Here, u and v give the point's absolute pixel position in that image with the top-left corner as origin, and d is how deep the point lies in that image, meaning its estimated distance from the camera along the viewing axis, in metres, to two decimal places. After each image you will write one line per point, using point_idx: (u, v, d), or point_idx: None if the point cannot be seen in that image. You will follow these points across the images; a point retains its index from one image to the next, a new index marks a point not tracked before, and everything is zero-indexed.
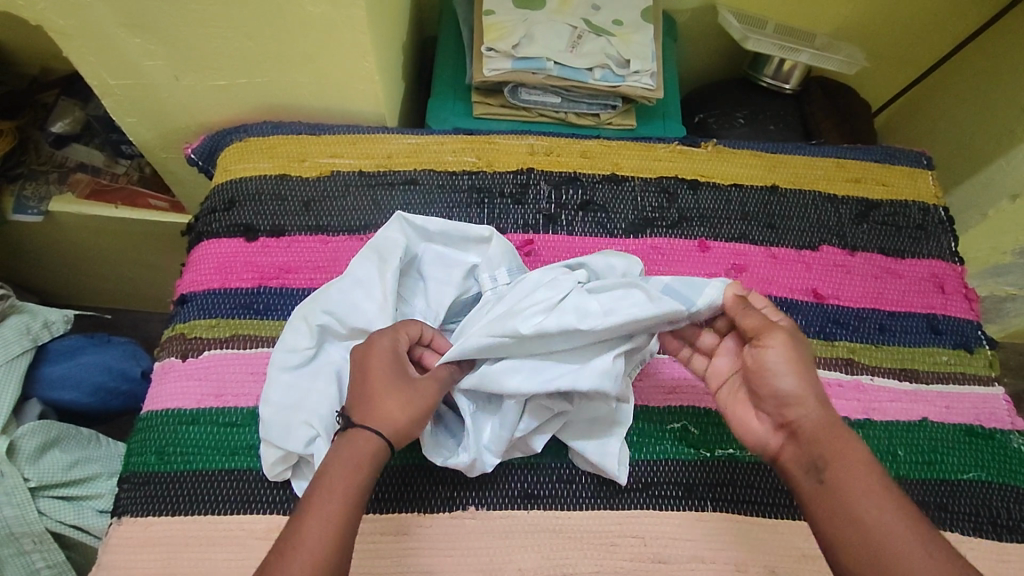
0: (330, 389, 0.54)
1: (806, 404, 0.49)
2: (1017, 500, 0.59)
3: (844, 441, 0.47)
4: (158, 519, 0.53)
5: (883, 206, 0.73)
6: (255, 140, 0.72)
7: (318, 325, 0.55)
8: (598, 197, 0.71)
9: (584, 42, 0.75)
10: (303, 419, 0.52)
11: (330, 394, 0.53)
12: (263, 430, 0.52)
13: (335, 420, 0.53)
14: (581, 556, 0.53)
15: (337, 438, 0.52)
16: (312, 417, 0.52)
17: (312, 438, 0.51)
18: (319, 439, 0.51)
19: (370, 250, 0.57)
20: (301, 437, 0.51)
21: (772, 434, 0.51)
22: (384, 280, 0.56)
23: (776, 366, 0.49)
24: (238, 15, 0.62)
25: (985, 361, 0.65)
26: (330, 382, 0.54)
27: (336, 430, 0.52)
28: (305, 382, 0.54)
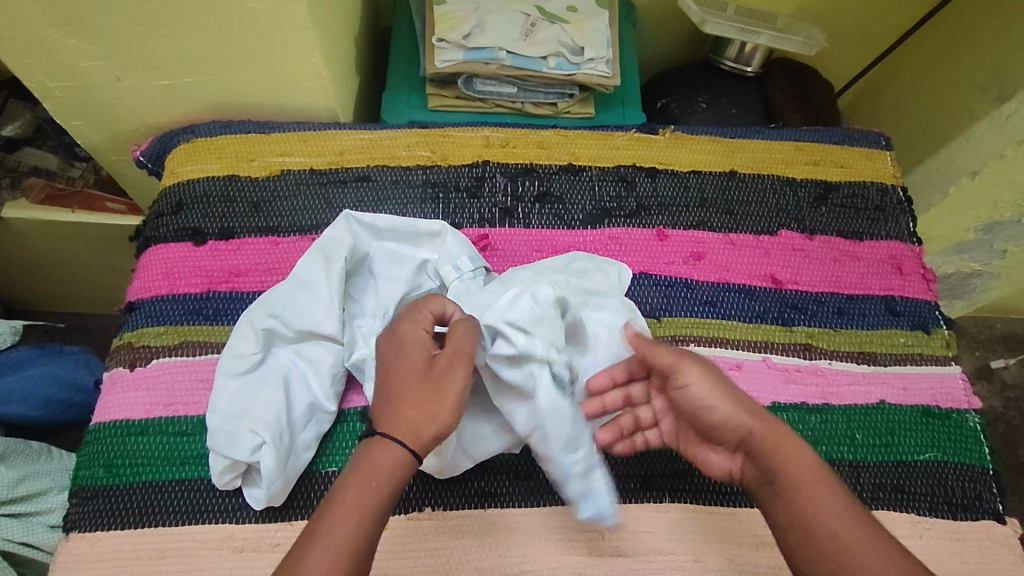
0: (277, 395, 0.53)
1: (739, 423, 0.48)
2: (972, 478, 0.59)
3: (791, 445, 0.47)
4: (107, 533, 0.52)
5: (842, 188, 0.72)
6: (203, 141, 0.70)
7: (263, 329, 0.54)
8: (556, 187, 0.70)
9: (537, 30, 0.73)
10: (248, 426, 0.51)
11: (276, 400, 0.52)
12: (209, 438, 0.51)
13: (282, 427, 0.52)
14: (538, 552, 0.54)
15: (283, 445, 0.51)
16: (257, 425, 0.51)
17: (257, 445, 0.50)
18: (264, 447, 0.50)
19: (317, 251, 0.56)
20: (246, 446, 0.50)
21: (730, 461, 0.50)
22: (330, 282, 0.55)
23: (702, 396, 0.49)
24: (175, 11, 0.60)
25: (942, 341, 0.66)
26: (277, 388, 0.53)
27: (282, 437, 0.51)
28: (252, 389, 0.53)
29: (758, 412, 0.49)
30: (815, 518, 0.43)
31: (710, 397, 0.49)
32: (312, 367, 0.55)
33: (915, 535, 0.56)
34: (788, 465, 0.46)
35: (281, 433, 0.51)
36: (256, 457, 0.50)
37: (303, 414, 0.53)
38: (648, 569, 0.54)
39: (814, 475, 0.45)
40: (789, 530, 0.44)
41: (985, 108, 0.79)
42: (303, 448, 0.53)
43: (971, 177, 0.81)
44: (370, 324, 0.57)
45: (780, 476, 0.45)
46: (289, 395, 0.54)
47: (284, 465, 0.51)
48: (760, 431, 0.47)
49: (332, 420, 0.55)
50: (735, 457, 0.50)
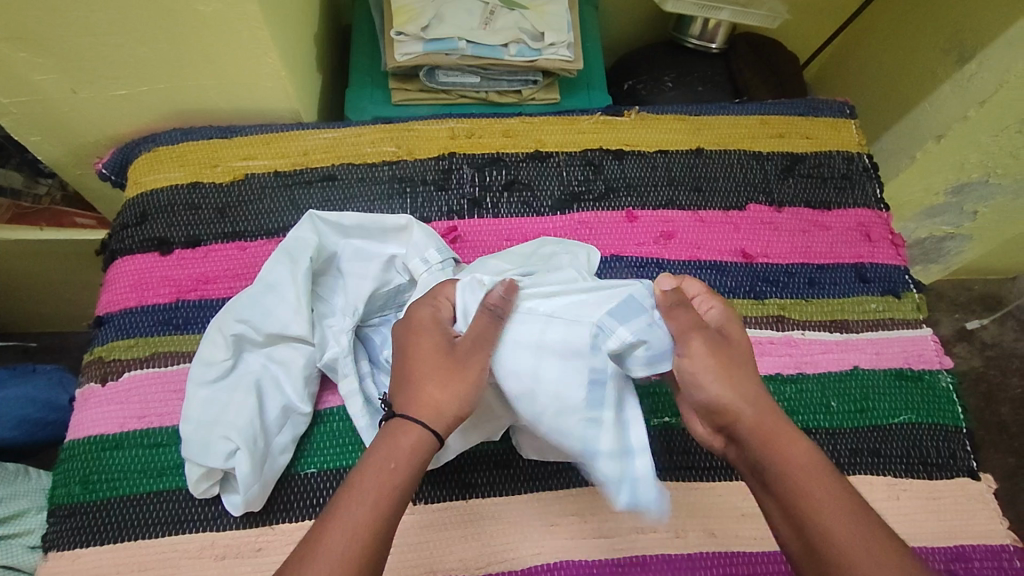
0: (249, 401, 0.52)
1: (736, 405, 0.48)
2: (946, 437, 0.60)
3: (783, 433, 0.47)
4: (86, 549, 0.52)
5: (808, 159, 0.73)
6: (164, 149, 0.69)
7: (232, 335, 0.54)
8: (523, 175, 0.70)
9: (496, 18, 0.73)
10: (222, 433, 0.51)
11: (249, 406, 0.52)
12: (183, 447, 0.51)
13: (255, 432, 0.51)
14: (520, 539, 0.54)
15: (257, 449, 0.51)
16: (230, 431, 0.51)
17: (232, 451, 0.50)
18: (239, 452, 0.50)
19: (282, 253, 0.56)
20: (220, 452, 0.50)
21: (712, 437, 0.51)
22: (297, 283, 0.55)
23: (697, 370, 0.49)
24: (125, 19, 0.59)
25: (913, 305, 0.66)
26: (250, 393, 0.53)
27: (256, 442, 0.51)
28: (224, 396, 0.53)
29: (752, 395, 0.48)
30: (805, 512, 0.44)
31: (704, 376, 0.49)
32: (285, 370, 0.54)
33: (892, 496, 0.57)
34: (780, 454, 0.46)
35: (255, 437, 0.51)
36: (231, 463, 0.50)
37: (277, 417, 0.53)
38: (631, 548, 0.54)
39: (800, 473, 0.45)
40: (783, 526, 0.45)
41: (946, 71, 0.80)
42: (279, 451, 0.53)
43: (937, 140, 0.81)
44: (341, 322, 0.56)
45: (772, 469, 0.46)
46: (262, 400, 0.53)
47: (261, 470, 0.51)
48: (750, 418, 0.48)
49: (308, 421, 0.55)
50: (717, 434, 0.50)
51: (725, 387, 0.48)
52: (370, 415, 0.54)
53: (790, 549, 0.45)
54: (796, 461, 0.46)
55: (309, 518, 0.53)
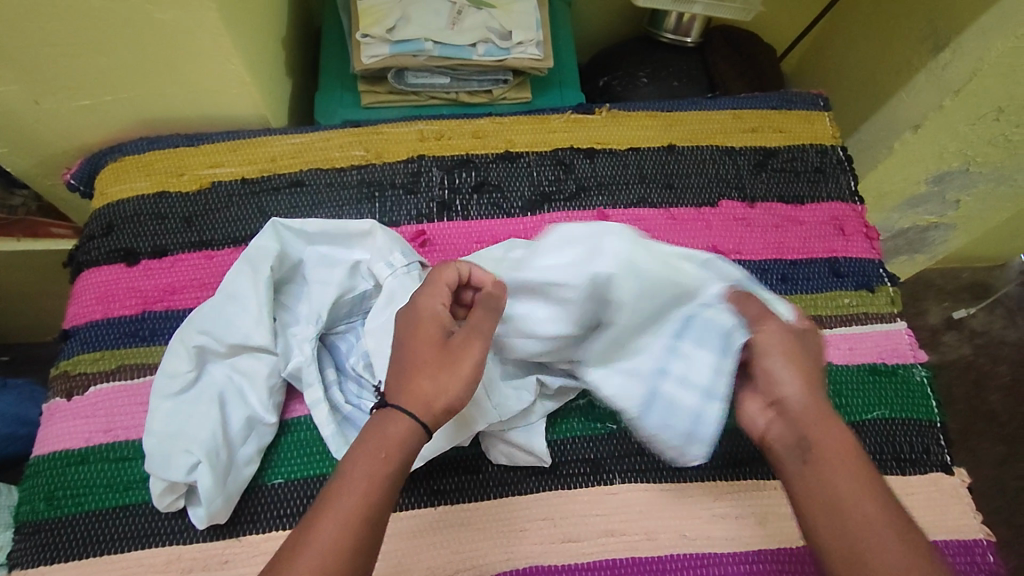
0: (212, 412, 0.52)
1: (792, 386, 0.48)
2: (919, 432, 0.60)
3: (827, 421, 0.47)
4: (51, 566, 0.51)
5: (781, 153, 0.72)
6: (130, 159, 0.68)
7: (194, 347, 0.53)
8: (493, 176, 0.69)
9: (464, 18, 0.72)
10: (183, 446, 0.50)
11: (211, 418, 0.52)
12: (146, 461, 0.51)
13: (218, 444, 0.51)
14: (491, 545, 0.54)
15: (220, 462, 0.51)
16: (192, 443, 0.51)
17: (193, 464, 0.50)
18: (200, 465, 0.50)
19: (243, 263, 0.56)
20: (181, 466, 0.50)
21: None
22: (258, 293, 0.55)
23: (772, 356, 0.49)
24: (81, 29, 0.58)
25: (887, 299, 0.66)
26: (213, 404, 0.53)
27: (218, 454, 0.51)
28: (186, 408, 0.52)
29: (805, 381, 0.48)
30: (839, 500, 0.43)
31: (780, 367, 0.49)
32: (249, 381, 0.54)
33: None
34: (827, 440, 0.46)
35: (217, 449, 0.51)
36: (193, 476, 0.50)
37: (241, 428, 0.53)
38: (601, 551, 0.54)
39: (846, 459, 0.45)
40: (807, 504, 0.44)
41: (921, 61, 0.79)
42: (243, 462, 0.53)
43: (914, 131, 0.80)
44: (305, 331, 0.56)
45: (815, 452, 0.45)
46: (225, 411, 0.53)
47: (224, 482, 0.51)
48: (795, 401, 0.48)
49: (275, 431, 0.55)
50: (767, 411, 0.50)
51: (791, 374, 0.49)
52: (337, 422, 0.54)
53: (813, 532, 0.43)
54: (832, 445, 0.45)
55: (276, 529, 0.52)
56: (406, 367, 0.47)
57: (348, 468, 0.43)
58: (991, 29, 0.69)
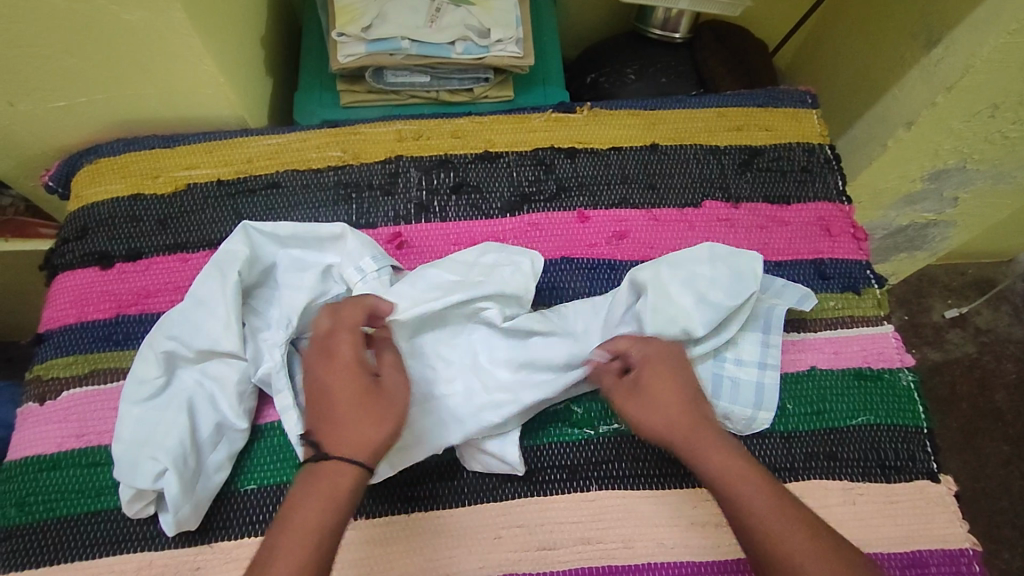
0: (180, 419, 0.51)
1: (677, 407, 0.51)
2: (905, 439, 0.58)
3: (703, 439, 0.50)
4: (22, 572, 0.52)
5: (767, 152, 0.70)
6: (106, 161, 0.68)
7: (164, 351, 0.53)
8: (472, 177, 0.68)
9: (442, 15, 0.71)
10: (150, 453, 0.50)
11: (179, 424, 0.51)
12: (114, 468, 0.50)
13: (185, 450, 0.50)
14: (464, 553, 0.53)
15: (187, 469, 0.50)
16: (160, 449, 0.50)
17: (160, 472, 0.49)
18: (167, 471, 0.49)
19: (212, 268, 0.55)
20: (148, 473, 0.49)
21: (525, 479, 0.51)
22: (227, 298, 0.54)
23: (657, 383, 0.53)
24: (50, 31, 0.58)
25: (874, 301, 0.64)
26: (181, 411, 0.52)
27: (186, 460, 0.50)
28: (155, 414, 0.52)
29: (675, 407, 0.51)
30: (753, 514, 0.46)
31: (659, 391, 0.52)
32: (219, 388, 0.53)
33: (849, 501, 0.56)
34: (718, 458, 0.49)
35: (185, 455, 0.50)
36: (160, 483, 0.49)
37: (210, 436, 0.52)
38: (575, 559, 0.53)
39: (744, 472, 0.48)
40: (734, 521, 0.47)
41: (915, 56, 0.77)
42: (213, 468, 0.52)
43: (907, 127, 0.78)
44: (274, 335, 0.55)
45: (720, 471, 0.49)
46: (195, 417, 0.52)
47: (193, 489, 0.51)
48: (680, 422, 0.51)
49: (246, 437, 0.54)
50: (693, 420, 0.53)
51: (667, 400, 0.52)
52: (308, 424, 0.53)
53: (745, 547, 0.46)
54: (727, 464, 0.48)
55: (246, 536, 0.52)
56: (333, 418, 0.47)
57: (291, 519, 0.43)
58: (982, 23, 0.67)
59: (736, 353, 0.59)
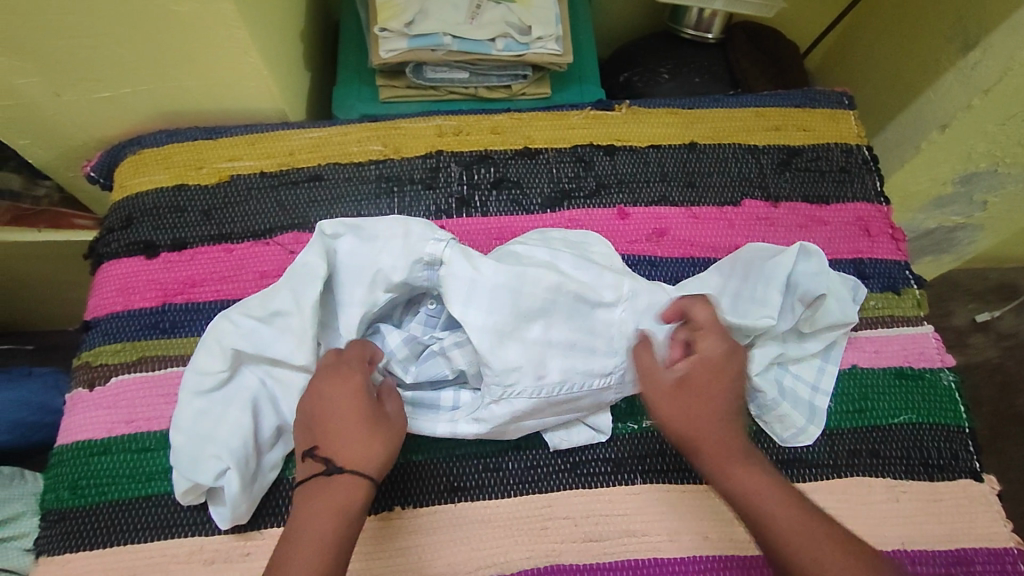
0: (244, 419, 0.53)
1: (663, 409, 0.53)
2: (948, 438, 0.59)
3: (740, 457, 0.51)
4: (77, 554, 0.53)
5: (806, 152, 0.71)
6: (149, 152, 0.68)
7: (230, 350, 0.53)
8: (512, 172, 0.69)
9: (482, 11, 0.71)
10: (213, 452, 0.52)
11: (242, 425, 0.52)
12: (176, 458, 0.52)
13: (246, 451, 0.52)
14: (511, 543, 0.54)
15: (248, 469, 0.52)
16: (222, 449, 0.52)
17: (222, 470, 0.51)
18: (228, 472, 0.51)
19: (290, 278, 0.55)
20: (210, 471, 0.51)
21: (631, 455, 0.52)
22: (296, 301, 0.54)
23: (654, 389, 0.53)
24: (99, 23, 0.58)
25: (913, 302, 0.65)
26: (245, 410, 0.53)
27: (246, 462, 0.52)
28: (218, 410, 0.53)
29: (690, 419, 0.52)
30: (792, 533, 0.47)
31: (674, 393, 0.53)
32: (282, 389, 0.55)
33: (892, 498, 0.56)
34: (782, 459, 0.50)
35: (245, 457, 0.52)
36: (220, 481, 0.51)
37: (270, 435, 0.54)
38: (622, 551, 0.54)
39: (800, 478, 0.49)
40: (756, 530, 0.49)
41: (951, 59, 0.77)
42: (268, 467, 0.54)
43: (941, 130, 0.79)
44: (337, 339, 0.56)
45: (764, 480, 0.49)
46: (257, 417, 0.54)
47: (249, 488, 0.52)
48: (711, 443, 0.51)
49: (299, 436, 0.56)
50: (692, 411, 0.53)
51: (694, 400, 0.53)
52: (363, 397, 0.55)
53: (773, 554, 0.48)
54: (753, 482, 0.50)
55: None
56: (336, 435, 0.48)
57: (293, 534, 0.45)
58: None
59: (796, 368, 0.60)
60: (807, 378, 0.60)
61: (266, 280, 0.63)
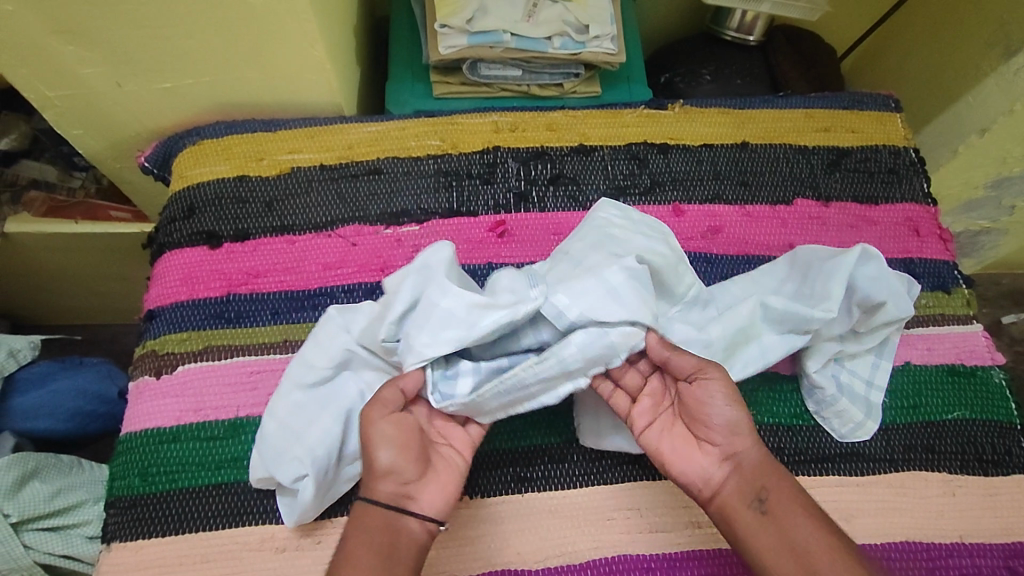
0: (334, 428, 0.54)
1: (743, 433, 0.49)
2: (1000, 434, 0.61)
3: (780, 472, 0.48)
4: (148, 541, 0.54)
5: (855, 153, 0.72)
6: (210, 143, 0.69)
7: (344, 350, 0.56)
8: (568, 169, 0.70)
9: (540, 10, 0.72)
10: (298, 454, 0.53)
11: (331, 433, 0.54)
12: (262, 447, 0.54)
13: (329, 461, 0.53)
14: (578, 534, 0.55)
15: (326, 478, 0.53)
16: (307, 453, 0.53)
17: (301, 475, 0.52)
18: (307, 478, 0.52)
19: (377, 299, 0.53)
20: (291, 473, 0.52)
21: (716, 466, 0.49)
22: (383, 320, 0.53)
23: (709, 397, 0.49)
24: (173, 13, 0.58)
25: (963, 301, 0.66)
26: (336, 419, 0.54)
27: (327, 471, 0.53)
28: (314, 410, 0.55)
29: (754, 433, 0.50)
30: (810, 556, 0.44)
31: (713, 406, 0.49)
32: None
33: (948, 493, 0.58)
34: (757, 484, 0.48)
35: (327, 466, 0.53)
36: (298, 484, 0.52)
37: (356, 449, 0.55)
38: (686, 542, 0.55)
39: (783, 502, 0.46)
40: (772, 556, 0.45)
41: (991, 65, 0.78)
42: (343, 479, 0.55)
43: (981, 134, 0.80)
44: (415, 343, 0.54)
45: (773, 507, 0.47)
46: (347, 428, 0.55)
47: (323, 498, 0.53)
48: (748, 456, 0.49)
49: None
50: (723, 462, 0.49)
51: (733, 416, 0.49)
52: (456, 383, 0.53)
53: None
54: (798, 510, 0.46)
55: None
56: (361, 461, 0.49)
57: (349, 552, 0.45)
58: None
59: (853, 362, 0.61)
60: (862, 374, 0.60)
61: (329, 272, 0.64)
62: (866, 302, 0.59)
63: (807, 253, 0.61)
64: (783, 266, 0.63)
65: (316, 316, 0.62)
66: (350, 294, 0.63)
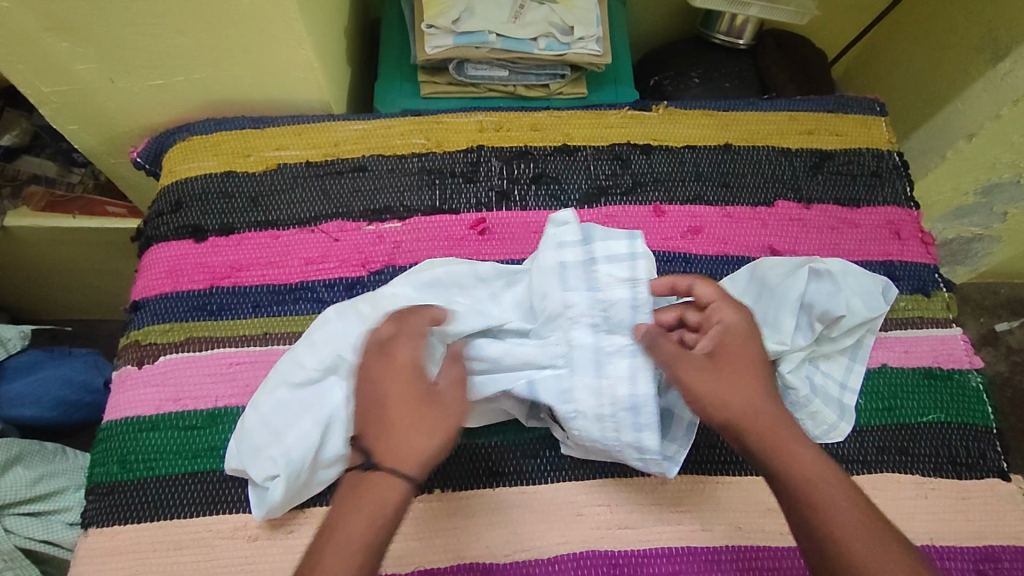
0: (312, 432, 0.54)
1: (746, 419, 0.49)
2: (976, 437, 0.61)
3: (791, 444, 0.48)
4: (124, 527, 0.55)
5: (838, 156, 0.72)
6: (198, 139, 0.70)
7: (334, 355, 0.55)
8: (551, 169, 0.70)
9: (526, 12, 0.72)
10: (274, 455, 0.54)
11: (309, 440, 0.54)
12: (241, 438, 0.55)
13: (301, 466, 0.53)
14: (548, 528, 0.55)
15: (297, 481, 0.53)
16: (280, 454, 0.53)
17: (273, 474, 0.53)
18: (278, 479, 0.53)
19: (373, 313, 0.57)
20: (264, 471, 0.53)
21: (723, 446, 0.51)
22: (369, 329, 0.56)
23: (724, 389, 0.49)
24: (162, 12, 0.59)
25: (943, 304, 0.66)
26: (317, 423, 0.54)
27: (298, 475, 0.53)
28: (297, 411, 0.55)
29: (751, 408, 0.49)
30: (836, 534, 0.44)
31: (717, 393, 0.49)
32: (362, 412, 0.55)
33: (921, 495, 0.57)
34: (787, 462, 0.47)
35: (298, 471, 0.53)
36: (269, 482, 0.53)
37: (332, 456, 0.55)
38: (656, 539, 0.55)
39: (821, 474, 0.47)
40: (802, 536, 0.46)
41: (980, 70, 0.78)
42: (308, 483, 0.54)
43: (968, 139, 0.79)
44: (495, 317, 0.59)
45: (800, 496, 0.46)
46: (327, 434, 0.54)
47: (294, 497, 0.54)
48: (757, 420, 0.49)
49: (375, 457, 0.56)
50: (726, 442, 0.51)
51: (731, 402, 0.49)
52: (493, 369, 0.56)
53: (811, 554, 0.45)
54: (848, 515, 0.45)
55: None
56: (383, 422, 0.46)
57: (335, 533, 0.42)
58: None
59: (827, 366, 0.61)
60: (834, 377, 0.61)
61: (311, 267, 0.65)
62: (825, 315, 0.60)
63: (766, 266, 0.62)
64: (742, 280, 0.63)
65: (297, 309, 0.63)
66: (331, 289, 0.64)
